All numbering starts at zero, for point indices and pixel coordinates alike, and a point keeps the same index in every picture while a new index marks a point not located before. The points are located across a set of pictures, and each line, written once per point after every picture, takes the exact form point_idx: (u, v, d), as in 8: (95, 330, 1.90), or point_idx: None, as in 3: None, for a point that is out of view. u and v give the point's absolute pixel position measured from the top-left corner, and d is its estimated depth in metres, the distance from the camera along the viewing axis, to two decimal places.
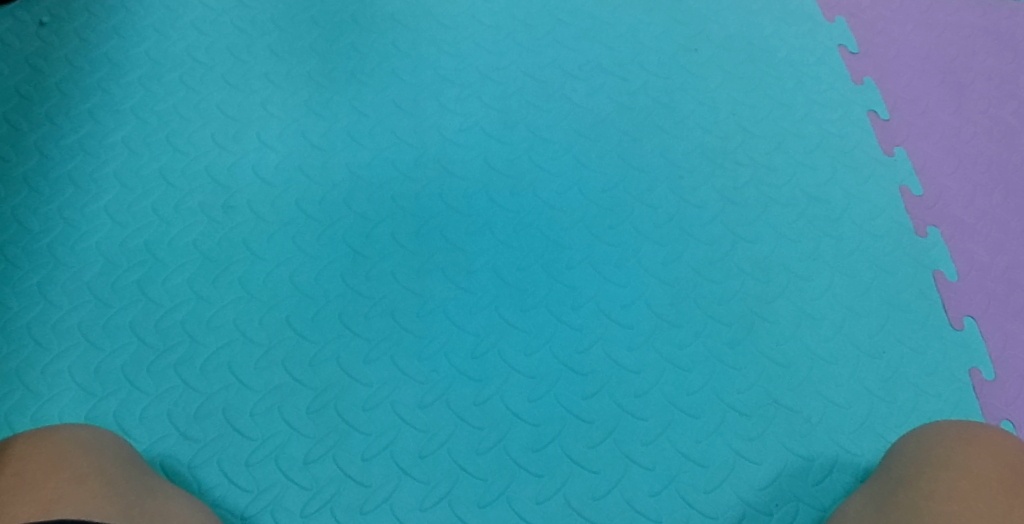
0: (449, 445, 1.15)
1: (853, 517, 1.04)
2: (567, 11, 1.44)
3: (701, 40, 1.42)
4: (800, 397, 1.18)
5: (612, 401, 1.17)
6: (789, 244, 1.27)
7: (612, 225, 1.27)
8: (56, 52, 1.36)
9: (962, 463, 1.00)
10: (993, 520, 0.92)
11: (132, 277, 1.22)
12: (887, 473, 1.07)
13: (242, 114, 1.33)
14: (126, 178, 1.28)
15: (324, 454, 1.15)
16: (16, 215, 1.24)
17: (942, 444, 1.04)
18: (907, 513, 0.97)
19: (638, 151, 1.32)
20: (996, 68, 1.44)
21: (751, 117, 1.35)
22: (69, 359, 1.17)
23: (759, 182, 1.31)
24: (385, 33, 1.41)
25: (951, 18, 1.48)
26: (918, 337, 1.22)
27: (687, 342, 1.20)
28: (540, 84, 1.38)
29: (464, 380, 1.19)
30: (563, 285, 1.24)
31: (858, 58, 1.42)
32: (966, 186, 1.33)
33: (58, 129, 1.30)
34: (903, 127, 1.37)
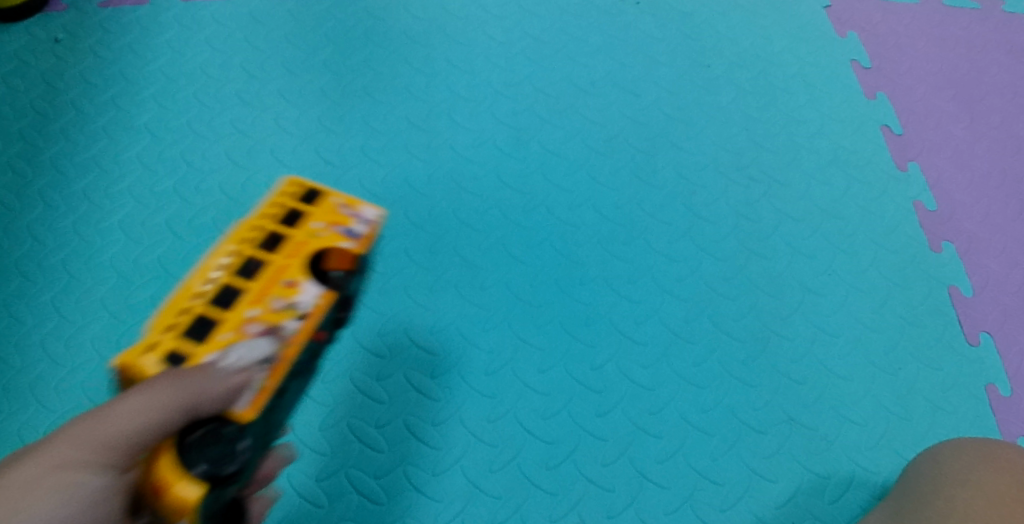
0: (461, 463, 1.22)
1: None
2: (573, 32, 1.63)
3: (679, 62, 1.62)
4: (792, 413, 1.30)
5: (626, 419, 1.26)
6: (760, 261, 1.42)
7: (624, 241, 1.41)
8: (110, 65, 1.50)
9: (977, 481, 1.10)
10: None
11: (146, 292, 1.30)
12: (905, 489, 1.19)
13: (255, 131, 1.46)
14: (140, 196, 1.38)
15: (338, 470, 1.20)
16: (74, 228, 1.35)
17: (958, 462, 1.15)
18: None
19: (637, 170, 1.48)
20: (958, 87, 1.67)
21: (725, 137, 1.54)
22: (82, 374, 1.23)
23: (734, 201, 1.47)
24: (401, 50, 1.57)
25: (935, 31, 1.74)
26: (895, 354, 1.37)
27: (700, 361, 1.32)
28: (552, 99, 1.54)
29: (477, 397, 1.26)
30: (580, 303, 1.34)
31: (869, 73, 1.66)
32: (953, 205, 1.52)
33: (117, 143, 1.43)
34: (915, 140, 1.59)
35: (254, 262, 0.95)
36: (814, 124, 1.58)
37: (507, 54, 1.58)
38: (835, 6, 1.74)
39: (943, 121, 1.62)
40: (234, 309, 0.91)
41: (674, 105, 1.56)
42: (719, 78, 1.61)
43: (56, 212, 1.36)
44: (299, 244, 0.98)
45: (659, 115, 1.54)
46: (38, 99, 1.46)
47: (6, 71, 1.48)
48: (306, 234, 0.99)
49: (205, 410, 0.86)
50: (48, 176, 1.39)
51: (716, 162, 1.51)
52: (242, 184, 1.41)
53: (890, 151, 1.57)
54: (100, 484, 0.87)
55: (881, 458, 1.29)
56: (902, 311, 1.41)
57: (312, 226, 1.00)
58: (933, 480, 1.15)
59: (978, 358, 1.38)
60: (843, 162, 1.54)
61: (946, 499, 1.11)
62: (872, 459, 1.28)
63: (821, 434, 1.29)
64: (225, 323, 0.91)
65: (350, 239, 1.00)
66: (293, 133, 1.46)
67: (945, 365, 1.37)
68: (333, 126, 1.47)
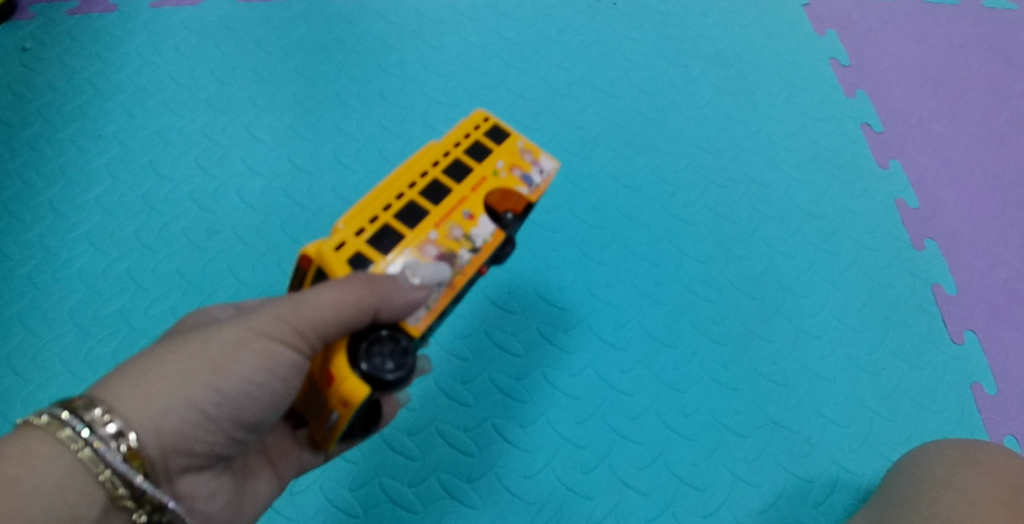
0: (438, 473, 1.19)
1: None
2: (550, 34, 1.61)
3: (657, 63, 1.60)
4: (774, 416, 1.28)
5: (605, 425, 1.24)
6: (741, 262, 1.40)
7: (602, 244, 1.39)
8: (77, 74, 1.48)
9: (961, 483, 1.09)
10: None
11: (114, 304, 1.28)
12: (889, 491, 1.17)
13: (227, 138, 1.44)
14: (109, 206, 1.36)
15: (311, 483, 1.17)
16: (41, 240, 1.32)
17: (942, 464, 1.13)
18: None
19: (616, 172, 1.46)
20: (939, 83, 1.66)
21: (703, 138, 1.52)
22: (49, 389, 1.21)
23: (713, 202, 1.45)
24: (375, 54, 1.55)
25: (915, 27, 1.73)
26: (878, 354, 1.35)
27: (680, 364, 1.30)
28: (528, 101, 1.53)
29: (453, 405, 1.24)
30: (558, 308, 1.32)
31: (848, 71, 1.65)
32: (934, 202, 1.51)
33: (85, 152, 1.40)
34: (895, 137, 1.58)
35: (441, 187, 0.95)
36: (793, 123, 1.56)
37: (483, 57, 1.56)
38: (814, 3, 1.73)
39: (924, 118, 1.61)
40: (421, 228, 0.93)
41: (652, 106, 1.55)
42: (697, 78, 1.59)
43: (22, 224, 1.33)
44: (501, 178, 0.98)
45: (636, 117, 1.53)
46: (4, 109, 1.43)
47: None
48: (487, 171, 0.98)
49: (385, 315, 0.89)
50: (14, 187, 1.36)
51: (695, 163, 1.49)
52: (213, 192, 1.39)
53: (871, 149, 1.56)
54: (240, 370, 0.91)
55: (865, 460, 1.27)
56: (885, 310, 1.39)
57: (496, 164, 0.99)
58: (917, 483, 1.13)
59: (962, 356, 1.37)
60: (823, 161, 1.53)
61: (930, 501, 1.09)
62: (857, 461, 1.27)
63: (804, 437, 1.27)
64: (410, 240, 0.92)
65: (528, 186, 0.99)
66: (265, 140, 1.44)
67: (929, 364, 1.35)
68: (306, 132, 1.45)
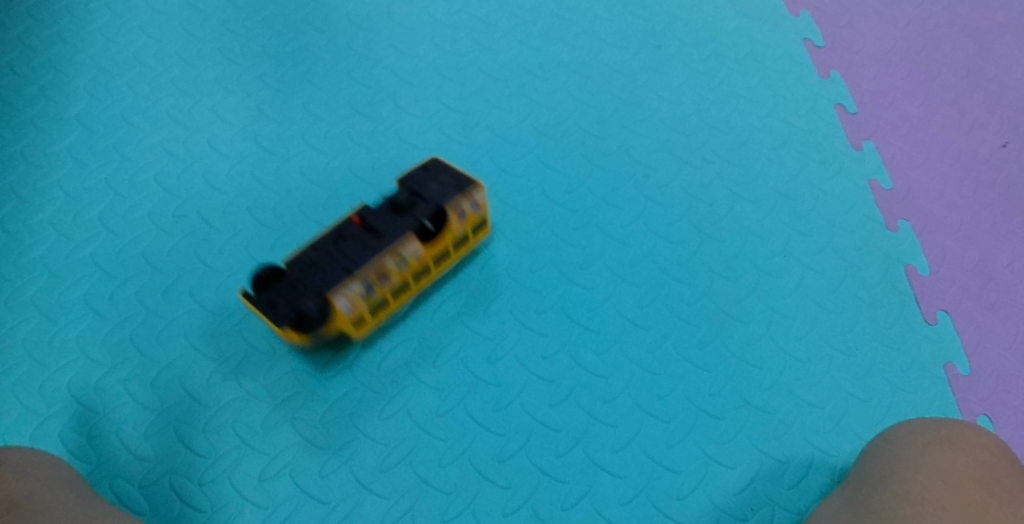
0: (410, 459, 1.18)
1: (828, 514, 1.14)
2: (522, 14, 1.59)
3: (630, 44, 1.58)
4: (749, 398, 1.28)
5: (579, 408, 1.23)
6: (715, 244, 1.39)
7: (576, 226, 1.37)
8: (38, 55, 1.45)
9: (934, 462, 1.09)
10: (966, 514, 1.01)
11: (79, 289, 1.26)
12: (862, 471, 1.17)
13: (192, 121, 1.41)
14: (71, 190, 1.33)
15: (281, 470, 1.16)
16: (3, 225, 1.29)
17: (915, 444, 1.13)
18: (881, 513, 1.06)
19: (589, 154, 1.45)
20: (912, 65, 1.66)
21: (677, 119, 1.51)
22: (13, 377, 1.19)
23: (687, 184, 1.44)
24: (344, 34, 1.52)
25: (888, 9, 1.73)
26: (852, 335, 1.35)
27: (655, 346, 1.29)
28: (500, 82, 1.50)
29: (425, 389, 1.22)
30: (532, 290, 1.31)
31: (822, 52, 1.64)
32: (908, 183, 1.51)
33: (47, 135, 1.37)
34: (869, 119, 1.58)
35: None
36: (767, 105, 1.55)
37: (454, 37, 1.54)
38: None
39: (897, 99, 1.61)
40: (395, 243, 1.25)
41: (625, 87, 1.53)
42: (670, 59, 1.58)
43: None
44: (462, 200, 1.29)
45: (610, 98, 1.51)
46: None
47: None
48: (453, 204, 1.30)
49: None
50: None
51: (669, 144, 1.48)
52: (179, 175, 1.36)
53: (845, 130, 1.55)
54: None
55: (840, 441, 1.27)
56: (858, 291, 1.39)
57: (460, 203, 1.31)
58: (889, 463, 1.13)
59: (936, 335, 1.37)
60: (796, 142, 1.52)
61: (903, 479, 1.08)
62: (832, 441, 1.27)
63: (779, 417, 1.27)
64: None
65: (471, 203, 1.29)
66: (231, 122, 1.41)
67: (903, 344, 1.36)
68: (273, 114, 1.42)
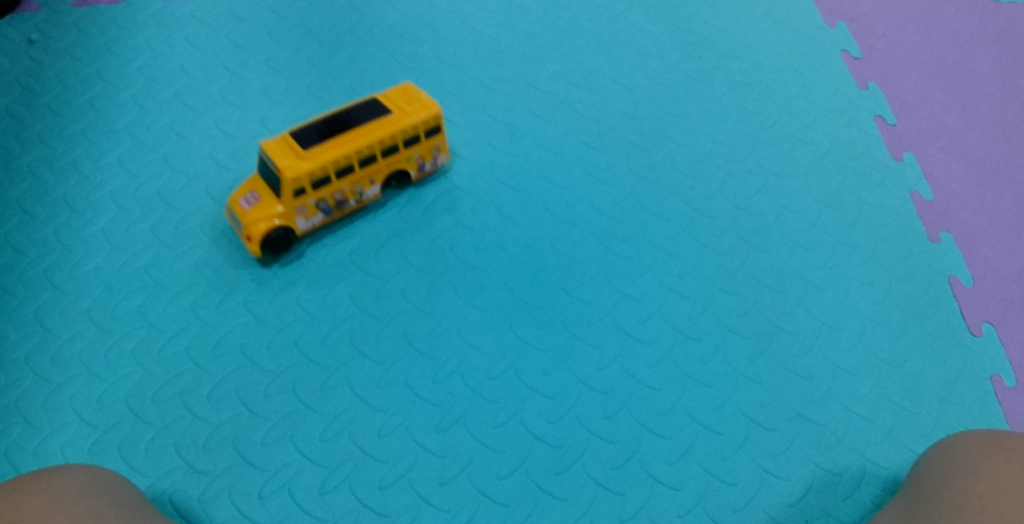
0: (468, 471, 1.18)
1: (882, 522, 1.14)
2: (564, 27, 1.60)
3: (671, 55, 1.59)
4: (800, 409, 1.27)
5: (634, 420, 1.23)
6: (761, 255, 1.39)
7: (624, 237, 1.37)
8: (87, 68, 1.46)
9: (989, 469, 1.07)
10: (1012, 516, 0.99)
11: (133, 301, 1.26)
12: (920, 481, 1.16)
13: (241, 132, 1.41)
14: (123, 201, 1.33)
15: (340, 483, 1.16)
16: (57, 237, 1.30)
17: (972, 454, 1.12)
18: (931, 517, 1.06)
19: (634, 165, 1.45)
20: (949, 77, 1.65)
21: (721, 130, 1.51)
22: (70, 390, 1.19)
23: (732, 195, 1.44)
24: (388, 46, 1.53)
25: (921, 20, 1.73)
26: (899, 346, 1.34)
27: (707, 359, 1.29)
28: (544, 94, 1.51)
29: (481, 402, 1.23)
30: (582, 302, 1.31)
31: (859, 63, 1.64)
32: (947, 194, 1.50)
33: (97, 147, 1.38)
34: (908, 130, 1.57)
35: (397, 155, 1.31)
36: (808, 116, 1.55)
37: (496, 49, 1.55)
38: None
39: (934, 111, 1.60)
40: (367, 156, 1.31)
41: (668, 98, 1.53)
42: (711, 70, 1.58)
43: (36, 220, 1.31)
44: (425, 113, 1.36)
45: (653, 109, 1.52)
46: (14, 104, 1.42)
47: None
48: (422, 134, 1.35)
49: None
50: (27, 184, 1.34)
51: (712, 155, 1.48)
52: (229, 186, 1.36)
53: (885, 142, 1.55)
54: None
55: (891, 453, 1.25)
56: (904, 302, 1.38)
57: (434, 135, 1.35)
58: (947, 472, 1.12)
59: (980, 348, 1.35)
60: (838, 152, 1.52)
61: (955, 486, 1.08)
62: (883, 452, 1.25)
63: (831, 429, 1.26)
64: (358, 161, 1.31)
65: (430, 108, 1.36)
66: (280, 134, 1.42)
67: (949, 356, 1.34)
68: None
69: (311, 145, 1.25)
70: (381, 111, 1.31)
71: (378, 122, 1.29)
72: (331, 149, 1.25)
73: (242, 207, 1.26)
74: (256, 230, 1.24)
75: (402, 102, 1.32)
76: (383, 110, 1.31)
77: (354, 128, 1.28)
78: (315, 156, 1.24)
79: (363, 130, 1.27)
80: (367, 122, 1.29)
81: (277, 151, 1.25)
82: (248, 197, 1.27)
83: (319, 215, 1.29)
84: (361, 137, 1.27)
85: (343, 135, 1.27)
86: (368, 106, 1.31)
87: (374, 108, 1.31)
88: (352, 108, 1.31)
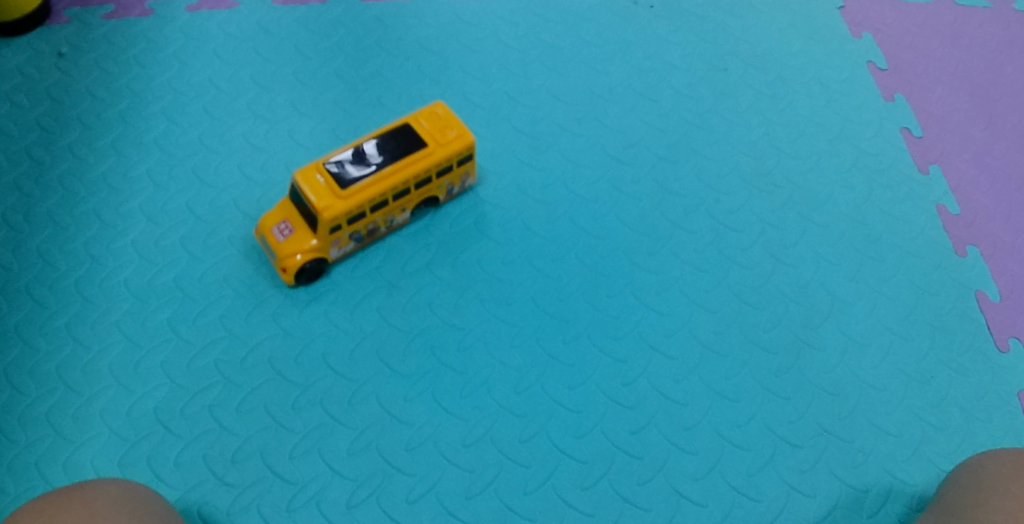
0: (495, 485, 1.19)
1: None
2: (589, 38, 1.60)
3: (696, 67, 1.59)
4: (827, 426, 1.26)
5: (660, 435, 1.23)
6: (788, 269, 1.37)
7: (649, 251, 1.37)
8: (116, 80, 1.48)
9: (1011, 478, 1.05)
10: None
11: (162, 314, 1.27)
12: (948, 494, 1.14)
13: (268, 145, 1.42)
14: (152, 213, 1.35)
15: (368, 496, 1.17)
16: (87, 249, 1.31)
17: (996, 464, 1.10)
18: None
19: (659, 178, 1.45)
20: (976, 88, 1.61)
21: (747, 141, 1.50)
22: (100, 402, 1.20)
23: (758, 208, 1.43)
24: (414, 59, 1.54)
25: (951, 28, 1.68)
26: (927, 363, 1.31)
27: (733, 374, 1.28)
28: (570, 106, 1.52)
29: (507, 416, 1.23)
30: (608, 316, 1.31)
31: (885, 74, 1.61)
32: (975, 208, 1.46)
33: (127, 160, 1.40)
34: (935, 143, 1.53)
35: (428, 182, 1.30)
36: (835, 127, 1.53)
37: (521, 61, 1.55)
38: (849, 7, 1.69)
39: (961, 123, 1.55)
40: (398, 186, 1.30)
41: (693, 110, 1.53)
42: (737, 81, 1.58)
43: (67, 232, 1.33)
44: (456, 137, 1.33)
45: (678, 121, 1.52)
46: (44, 116, 1.44)
47: (10, 88, 1.46)
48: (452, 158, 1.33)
49: None
50: (57, 196, 1.36)
51: (739, 169, 1.47)
52: (258, 200, 1.37)
53: (912, 154, 1.51)
54: None
55: (918, 470, 1.23)
56: (931, 318, 1.35)
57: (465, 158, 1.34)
58: (972, 485, 1.10)
59: (1009, 365, 1.32)
60: (865, 165, 1.49)
61: (980, 500, 1.06)
62: (908, 470, 1.23)
63: (857, 446, 1.25)
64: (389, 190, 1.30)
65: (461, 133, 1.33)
66: (307, 146, 1.43)
67: (977, 372, 1.31)
68: (348, 137, 1.44)
69: (347, 183, 1.23)
70: (416, 142, 1.28)
71: (415, 156, 1.27)
72: (368, 187, 1.24)
73: (276, 238, 1.26)
74: (290, 262, 1.25)
75: (437, 134, 1.29)
76: (418, 142, 1.28)
77: (391, 162, 1.26)
78: (352, 196, 1.23)
79: (401, 165, 1.26)
80: (403, 157, 1.26)
81: (312, 187, 1.23)
82: (282, 227, 1.26)
83: (351, 245, 1.30)
84: (397, 174, 1.26)
85: (379, 168, 1.25)
86: (401, 135, 1.28)
87: (407, 136, 1.28)
88: (386, 134, 1.28)
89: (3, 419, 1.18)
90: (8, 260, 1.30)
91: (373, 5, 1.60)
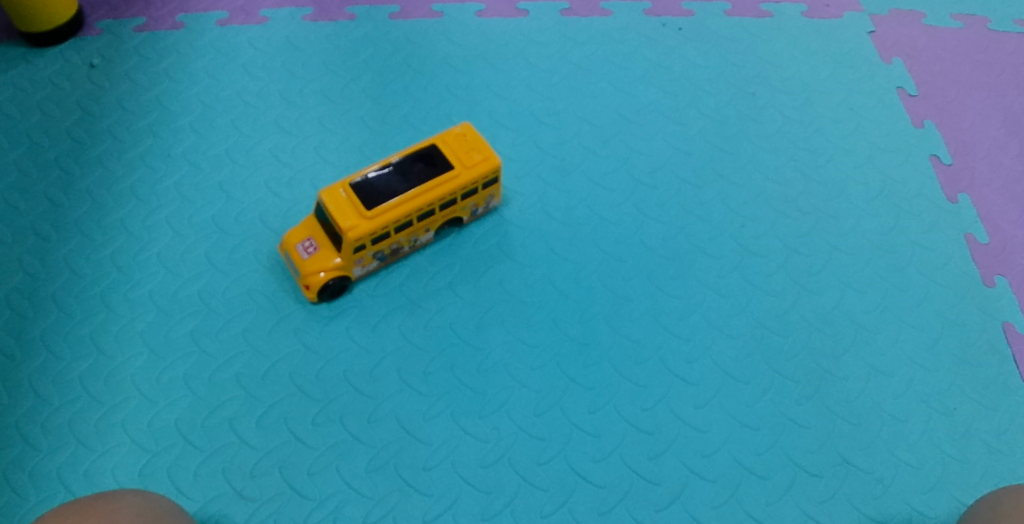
0: (511, 507, 1.18)
1: None
2: (617, 59, 1.60)
3: (724, 90, 1.58)
4: (848, 456, 1.24)
5: (679, 462, 1.22)
6: (812, 297, 1.36)
7: (673, 275, 1.37)
8: (146, 92, 1.50)
9: None
10: None
11: (185, 327, 1.28)
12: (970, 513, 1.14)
13: (295, 161, 1.44)
14: (178, 226, 1.36)
15: (384, 515, 1.17)
16: (113, 260, 1.33)
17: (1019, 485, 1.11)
18: None
19: (684, 202, 1.44)
20: (1008, 115, 1.59)
21: (773, 166, 1.49)
22: (123, 412, 1.22)
23: (784, 235, 1.42)
24: (442, 78, 1.55)
25: (983, 54, 1.66)
26: (950, 394, 1.29)
27: (753, 401, 1.27)
28: (596, 128, 1.52)
29: (526, 439, 1.23)
30: (630, 340, 1.31)
31: (915, 101, 1.59)
32: (1004, 237, 1.43)
33: (155, 172, 1.42)
34: (964, 171, 1.51)
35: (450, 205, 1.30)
36: (861, 154, 1.52)
37: (548, 82, 1.56)
38: (879, 31, 1.68)
39: (992, 150, 1.53)
40: None
41: (720, 133, 1.53)
42: (765, 106, 1.57)
43: (94, 243, 1.34)
44: None
45: (704, 144, 1.51)
46: (74, 127, 1.46)
47: (42, 98, 1.49)
48: None
49: None
50: (85, 206, 1.38)
51: (764, 195, 1.46)
52: (283, 216, 1.38)
53: (940, 182, 1.49)
54: None
55: (939, 503, 1.22)
56: (957, 349, 1.33)
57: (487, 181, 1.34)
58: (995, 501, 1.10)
59: None
60: (892, 194, 1.48)
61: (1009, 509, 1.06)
62: (929, 502, 1.22)
63: (877, 477, 1.23)
64: None
65: None
66: (333, 163, 1.44)
67: (1002, 405, 1.29)
68: (374, 155, 1.45)
69: (373, 202, 1.24)
70: (442, 165, 1.29)
71: (441, 179, 1.27)
72: (394, 207, 1.24)
73: (300, 256, 1.27)
74: (314, 280, 1.26)
75: (462, 157, 1.30)
76: (445, 165, 1.29)
77: (417, 184, 1.26)
78: (376, 216, 1.23)
79: (427, 187, 1.26)
80: (427, 180, 1.27)
81: (338, 206, 1.24)
82: (307, 245, 1.27)
83: (374, 264, 1.31)
84: (422, 195, 1.26)
85: (404, 190, 1.25)
86: (426, 158, 1.29)
87: (433, 159, 1.29)
88: (411, 155, 1.29)
89: (26, 427, 1.20)
90: (37, 269, 1.32)
91: (403, 23, 1.61)
